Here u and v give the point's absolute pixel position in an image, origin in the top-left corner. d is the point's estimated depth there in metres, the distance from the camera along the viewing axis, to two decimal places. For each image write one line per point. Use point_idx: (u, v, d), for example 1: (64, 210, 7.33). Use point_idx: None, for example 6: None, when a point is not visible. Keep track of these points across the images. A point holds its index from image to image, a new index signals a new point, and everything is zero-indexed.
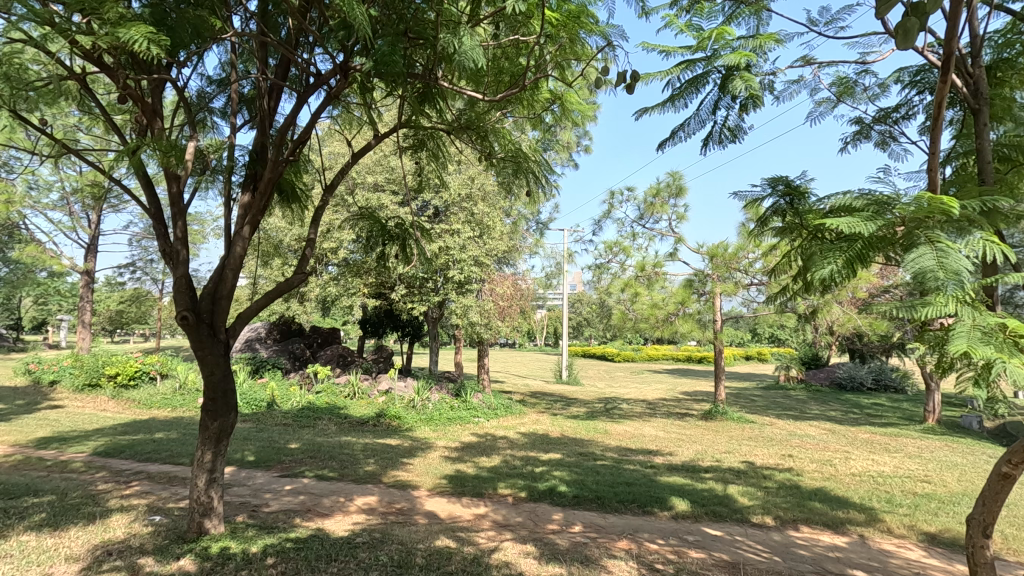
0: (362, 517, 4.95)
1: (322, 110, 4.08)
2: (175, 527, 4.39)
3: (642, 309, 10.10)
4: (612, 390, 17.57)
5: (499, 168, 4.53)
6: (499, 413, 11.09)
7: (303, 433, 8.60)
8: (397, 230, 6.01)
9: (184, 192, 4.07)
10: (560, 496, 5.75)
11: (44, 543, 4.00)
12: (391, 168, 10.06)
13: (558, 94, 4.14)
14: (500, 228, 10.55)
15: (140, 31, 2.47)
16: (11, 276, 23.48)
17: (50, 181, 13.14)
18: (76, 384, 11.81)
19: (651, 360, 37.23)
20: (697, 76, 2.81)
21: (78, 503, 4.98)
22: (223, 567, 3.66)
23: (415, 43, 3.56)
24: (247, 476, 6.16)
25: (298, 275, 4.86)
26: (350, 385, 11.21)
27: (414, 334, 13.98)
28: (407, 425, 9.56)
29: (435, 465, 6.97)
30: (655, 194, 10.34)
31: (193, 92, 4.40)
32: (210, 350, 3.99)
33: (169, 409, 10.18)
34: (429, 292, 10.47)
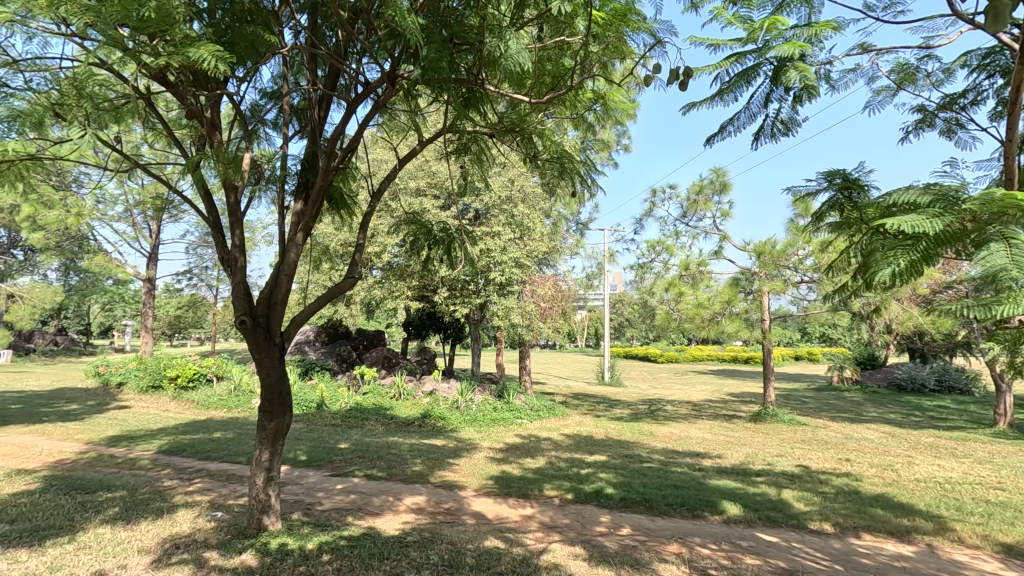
0: (412, 517, 5.03)
1: (369, 117, 4.19)
2: (235, 523, 4.58)
3: (687, 309, 9.85)
4: (656, 392, 17.27)
5: (544, 169, 4.54)
6: (542, 414, 11.08)
7: (352, 433, 8.85)
8: (442, 234, 6.08)
9: (241, 201, 4.25)
10: (607, 498, 5.70)
11: (118, 536, 4.25)
12: (432, 172, 10.23)
13: (600, 93, 4.14)
14: (540, 229, 10.55)
15: (208, 50, 2.61)
16: (82, 285, 25.16)
17: (115, 196, 13.97)
18: (141, 386, 12.49)
19: (695, 360, 36.40)
20: (748, 68, 2.74)
21: (147, 498, 5.26)
22: (282, 562, 3.79)
23: (460, 49, 3.60)
24: (300, 475, 6.37)
25: (349, 279, 4.97)
26: (395, 386, 11.43)
27: (456, 336, 14.14)
28: (451, 426, 9.69)
29: (481, 466, 7.03)
30: (699, 191, 10.10)
31: (247, 104, 4.57)
32: (266, 352, 4.16)
33: (225, 409, 10.64)
34: (470, 294, 10.50)
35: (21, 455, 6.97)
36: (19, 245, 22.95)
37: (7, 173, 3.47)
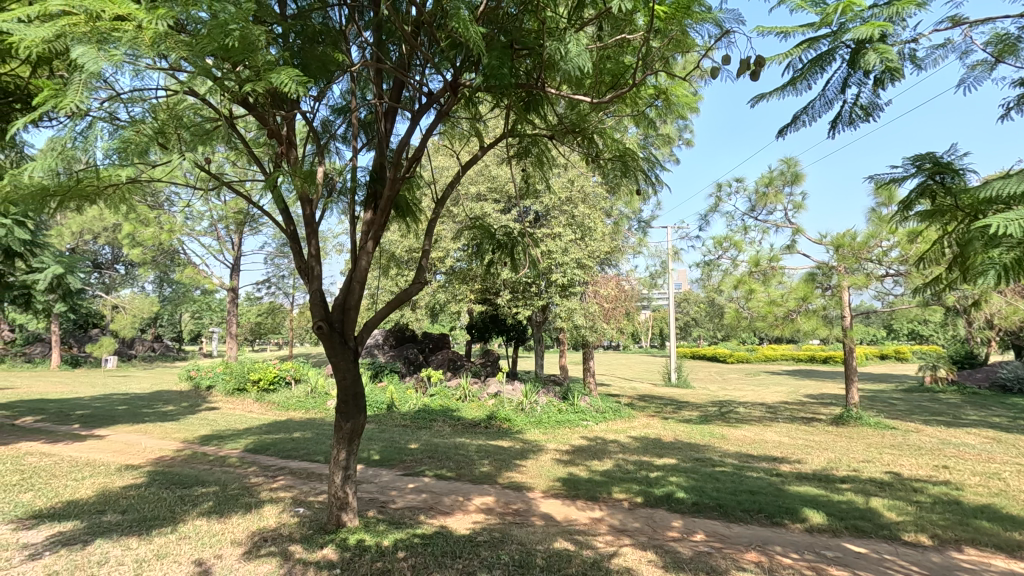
0: (481, 517, 5.12)
1: (433, 127, 4.31)
2: (316, 519, 4.82)
3: (758, 306, 9.40)
4: (727, 393, 16.64)
5: (607, 171, 4.49)
6: (607, 417, 10.94)
7: (421, 434, 9.10)
8: (506, 238, 6.15)
9: (315, 213, 4.48)
10: (678, 502, 5.56)
11: (213, 528, 4.58)
12: (492, 176, 10.37)
13: (662, 88, 4.08)
14: (601, 229, 10.45)
15: (289, 75, 2.79)
16: (175, 296, 27.34)
17: (202, 212, 15.09)
18: (227, 389, 13.40)
19: (768, 360, 34.72)
20: (822, 54, 2.61)
21: (237, 493, 5.65)
22: (360, 557, 3.96)
23: (520, 54, 3.65)
24: (374, 474, 6.63)
25: (416, 284, 5.11)
26: (461, 388, 11.64)
27: (519, 338, 14.24)
28: (517, 428, 9.75)
29: (548, 468, 7.03)
30: (768, 183, 9.66)
31: (319, 121, 4.80)
32: (341, 356, 4.36)
33: (303, 411, 11.21)
34: (532, 296, 10.49)
35: (128, 451, 7.66)
36: (121, 260, 25.26)
37: (113, 194, 3.82)
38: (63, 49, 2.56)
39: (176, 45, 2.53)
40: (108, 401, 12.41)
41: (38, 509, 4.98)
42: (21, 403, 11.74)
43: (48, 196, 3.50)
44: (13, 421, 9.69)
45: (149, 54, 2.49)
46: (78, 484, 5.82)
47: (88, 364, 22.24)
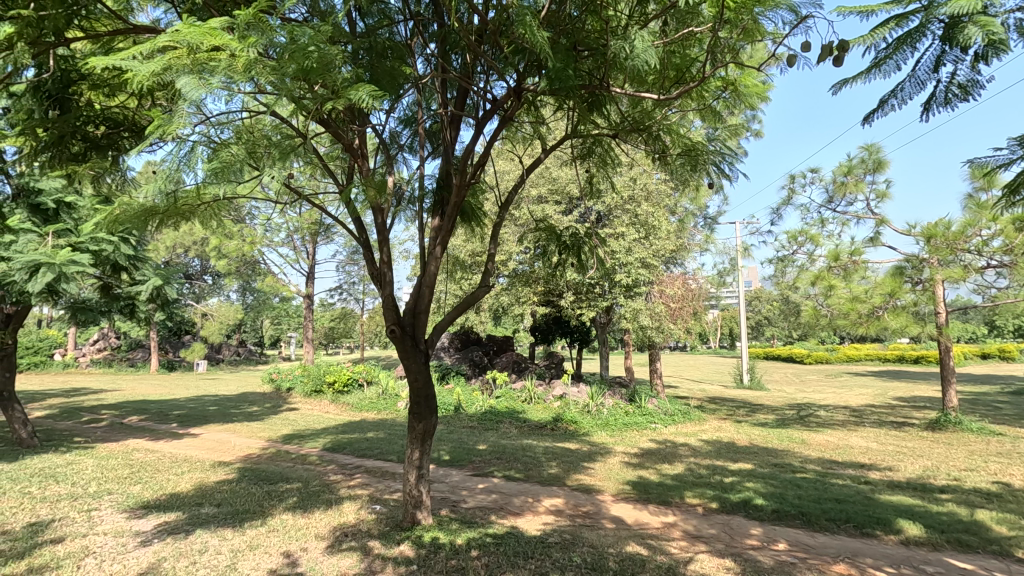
0: (552, 519, 5.13)
1: (497, 133, 4.38)
2: (392, 516, 4.99)
3: (839, 304, 8.85)
4: (806, 396, 15.78)
5: (676, 168, 4.40)
6: (677, 419, 10.65)
7: (488, 435, 9.22)
8: (572, 239, 6.14)
9: (386, 221, 4.66)
10: (757, 509, 5.33)
11: (299, 522, 4.85)
12: (553, 178, 10.39)
13: (731, 79, 3.94)
14: (666, 227, 10.20)
15: (366, 91, 2.93)
16: (256, 303, 29.15)
17: (279, 224, 16.03)
18: (306, 390, 14.14)
19: (850, 360, 32.57)
20: (911, 32, 2.43)
21: (319, 490, 5.95)
22: (436, 554, 4.07)
23: (584, 55, 3.65)
24: (445, 474, 6.79)
25: (483, 287, 5.19)
26: (526, 390, 11.70)
27: (583, 340, 14.15)
28: (583, 430, 9.68)
29: (617, 471, 6.93)
30: (847, 172, 9.09)
31: (387, 132, 4.99)
32: (413, 359, 4.51)
33: (375, 412, 11.63)
34: (596, 297, 10.39)
35: (220, 449, 8.25)
36: (209, 271, 27.27)
37: (205, 211, 4.14)
38: (168, 80, 2.79)
39: (266, 70, 2.71)
40: (201, 401, 13.43)
41: (147, 500, 5.46)
42: (129, 403, 12.92)
43: (150, 213, 3.84)
44: (121, 420, 10.66)
45: (242, 80, 2.68)
46: (179, 478, 6.33)
47: (182, 368, 24.16)
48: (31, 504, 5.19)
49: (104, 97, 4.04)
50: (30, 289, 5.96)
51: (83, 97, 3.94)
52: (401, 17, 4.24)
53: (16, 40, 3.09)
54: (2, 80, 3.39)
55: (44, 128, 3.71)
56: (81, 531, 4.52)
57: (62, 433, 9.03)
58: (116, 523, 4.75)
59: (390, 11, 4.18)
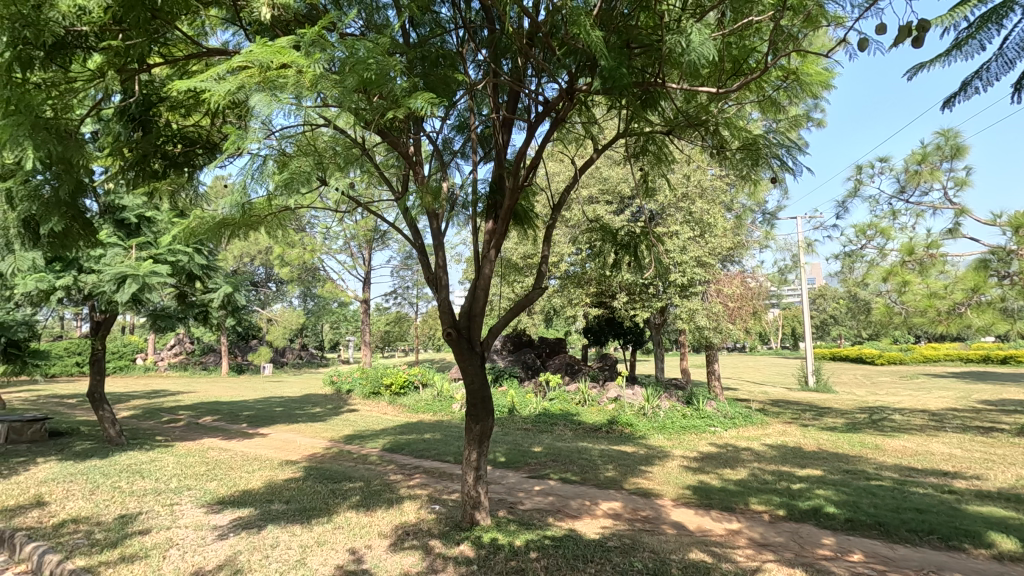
0: (610, 522, 5.07)
1: (550, 134, 4.38)
2: (451, 517, 5.06)
3: (915, 301, 8.29)
4: (878, 398, 14.90)
5: (736, 164, 4.25)
6: (738, 423, 10.26)
7: (543, 437, 9.22)
8: (627, 238, 6.03)
9: (441, 226, 4.75)
10: (828, 518, 5.07)
11: (362, 520, 5.00)
12: (604, 178, 10.30)
13: (792, 68, 3.79)
14: (723, 224, 9.88)
15: (425, 99, 3.00)
16: (316, 309, 30.38)
17: (337, 232, 16.66)
18: (365, 392, 14.60)
19: (928, 360, 30.48)
20: (998, 8, 2.25)
21: (379, 489, 6.12)
22: (495, 555, 4.10)
23: (638, 52, 3.59)
24: (501, 475, 6.83)
25: (537, 290, 5.18)
26: (580, 392, 11.62)
27: (637, 341, 13.94)
28: (640, 433, 9.51)
29: (677, 475, 6.77)
30: (921, 160, 8.52)
31: (440, 139, 5.08)
32: (469, 361, 4.58)
33: (431, 413, 11.86)
34: (651, 298, 10.21)
35: (287, 448, 8.65)
36: (273, 278, 28.64)
37: (271, 221, 4.34)
38: (240, 98, 2.95)
39: (331, 84, 2.83)
40: (269, 403, 14.13)
41: (222, 495, 5.79)
42: (203, 405, 13.74)
43: (223, 225, 4.07)
44: (197, 420, 11.35)
45: (309, 94, 2.81)
46: (251, 476, 6.67)
47: (250, 370, 25.49)
48: (121, 498, 5.61)
49: (179, 117, 4.31)
50: (117, 299, 6.45)
51: (161, 118, 4.22)
52: (453, 26, 4.32)
53: (106, 68, 3.34)
54: (92, 107, 3.60)
55: (127, 148, 3.98)
56: (165, 524, 4.83)
57: (146, 431, 9.71)
58: (196, 517, 5.05)
59: (442, 20, 4.28)
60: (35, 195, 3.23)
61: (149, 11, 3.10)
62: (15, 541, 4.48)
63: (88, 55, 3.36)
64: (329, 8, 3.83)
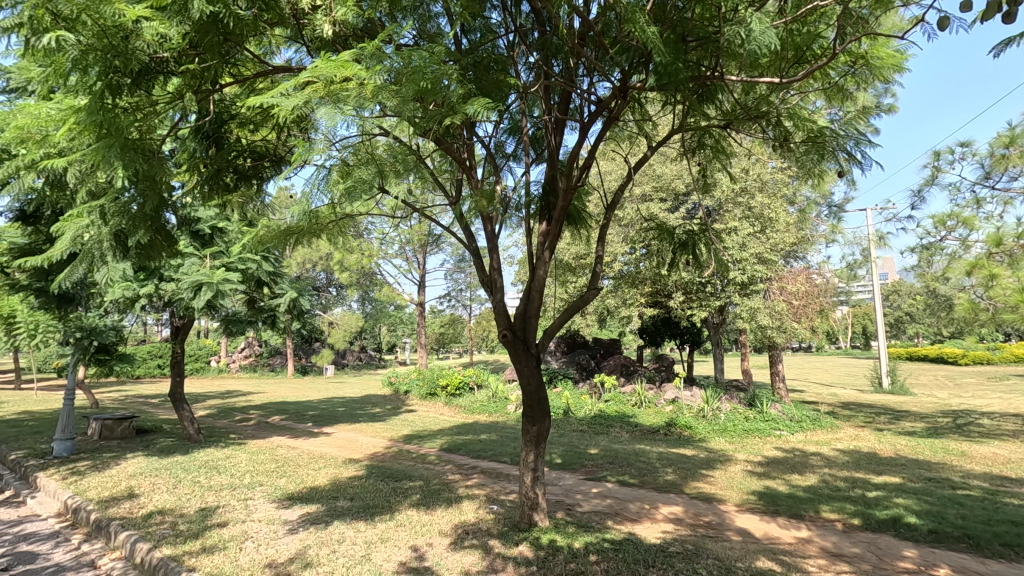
0: (671, 527, 4.96)
1: (603, 133, 4.33)
2: (509, 517, 5.10)
3: (1005, 295, 7.66)
4: (962, 401, 13.84)
5: (799, 157, 4.06)
6: (805, 426, 9.79)
7: (599, 439, 9.12)
8: (685, 236, 5.87)
9: (494, 229, 4.79)
10: (909, 529, 4.76)
11: (423, 518, 5.11)
12: (657, 175, 10.11)
13: (860, 53, 3.59)
14: (785, 219, 9.47)
15: (481, 104, 3.04)
16: (375, 312, 31.37)
17: (393, 237, 17.13)
18: (422, 393, 14.92)
19: (1020, 361, 28.05)
20: None
21: (438, 488, 6.24)
22: (554, 557, 4.09)
23: (695, 45, 3.49)
24: (558, 477, 6.81)
25: (592, 290, 5.12)
26: (636, 394, 11.43)
27: (694, 342, 13.58)
28: (699, 436, 9.25)
29: (740, 480, 6.53)
30: (1008, 143, 7.85)
31: (493, 143, 5.13)
32: (525, 363, 4.60)
33: (486, 414, 11.99)
34: (709, 297, 9.93)
35: (350, 447, 8.97)
36: (334, 282, 29.75)
37: (332, 229, 4.51)
38: (306, 112, 3.09)
39: (390, 94, 2.93)
40: (331, 403, 14.69)
41: (292, 492, 6.07)
42: (272, 404, 14.46)
43: (288, 233, 4.28)
44: (267, 419, 11.96)
45: (370, 105, 2.92)
46: (317, 473, 6.96)
47: (314, 372, 26.60)
48: (201, 492, 5.98)
49: (248, 133, 4.55)
50: (195, 305, 6.92)
51: (232, 135, 4.46)
52: (503, 31, 4.36)
53: (184, 90, 3.60)
54: (170, 127, 3.85)
55: (203, 164, 4.24)
56: (241, 518, 5.11)
57: (221, 429, 10.31)
58: (268, 511, 5.32)
59: (493, 26, 4.32)
60: (125, 211, 3.48)
61: (222, 35, 3.30)
62: (110, 529, 4.87)
63: (168, 79, 3.60)
64: (384, 21, 3.95)
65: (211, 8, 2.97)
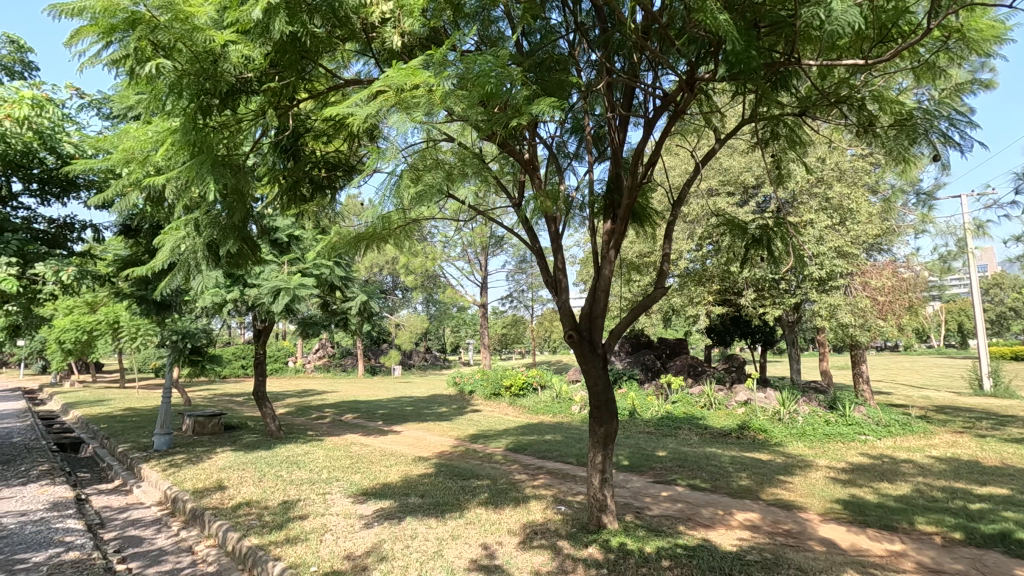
0: (748, 534, 4.76)
1: (669, 128, 4.23)
2: (578, 518, 5.06)
3: None
4: None
5: (886, 142, 3.80)
6: (893, 431, 9.12)
7: (667, 441, 8.90)
8: (759, 231, 5.60)
9: (558, 229, 4.78)
10: (1021, 546, 4.33)
11: (492, 517, 5.18)
12: (724, 168, 9.75)
13: (954, 26, 3.31)
14: (868, 209, 8.86)
15: (547, 104, 3.06)
16: (439, 313, 32.11)
17: (456, 240, 17.45)
18: (486, 394, 15.10)
19: None
20: None
21: (506, 487, 6.29)
22: (625, 560, 4.03)
23: (769, 31, 3.33)
24: (625, 479, 6.69)
25: (659, 289, 4.99)
26: (705, 395, 11.07)
27: (767, 341, 12.98)
28: (775, 440, 8.83)
29: (822, 487, 6.18)
30: None
31: (554, 143, 5.12)
32: (591, 363, 4.55)
33: (551, 415, 11.97)
34: (783, 294, 9.49)
35: (419, 445, 9.22)
36: (399, 285, 30.66)
37: (399, 234, 4.63)
38: (378, 121, 3.21)
39: (457, 100, 3.02)
40: (400, 402, 15.15)
41: (366, 487, 6.32)
42: (345, 403, 15.11)
43: (360, 240, 4.46)
44: (341, 417, 12.50)
45: (439, 111, 3.00)
46: (389, 470, 7.21)
47: (382, 372, 27.55)
48: (283, 485, 6.34)
49: (322, 145, 4.76)
50: (274, 309, 7.38)
51: (307, 147, 4.68)
52: (564, 30, 4.34)
53: (267, 108, 3.84)
54: (252, 143, 4.11)
55: (282, 176, 4.49)
56: (320, 511, 5.37)
57: (299, 427, 10.88)
58: (345, 506, 5.55)
59: (554, 26, 4.32)
60: (216, 222, 3.77)
61: (300, 53, 3.50)
62: (204, 518, 5.25)
63: (252, 98, 3.84)
64: (448, 29, 4.02)
65: (291, 28, 3.16)
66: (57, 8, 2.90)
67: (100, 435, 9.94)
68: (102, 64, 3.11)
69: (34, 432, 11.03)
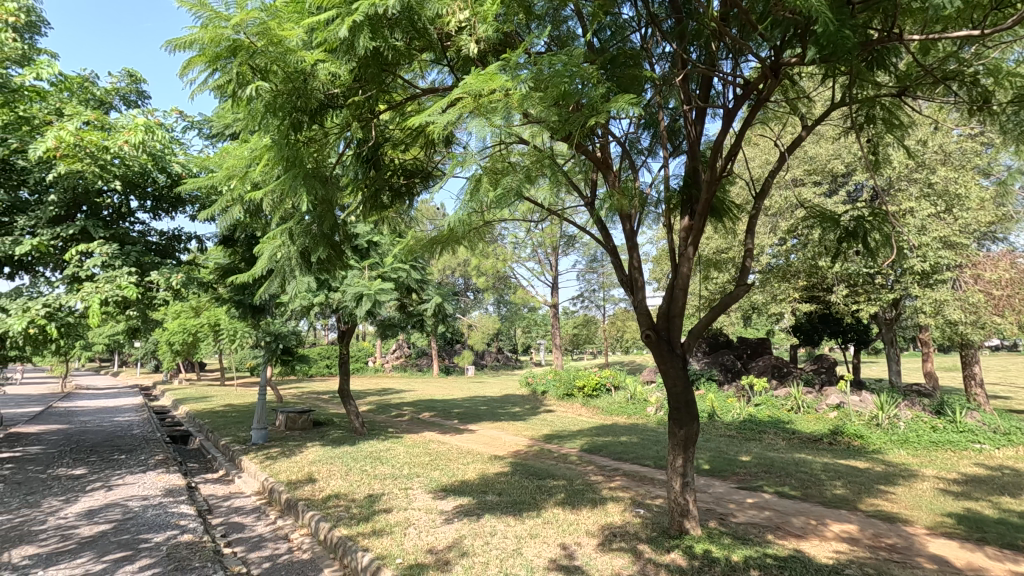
0: (845, 547, 4.45)
1: (750, 117, 4.03)
2: (657, 522, 4.95)
3: None
4: None
5: (1005, 119, 3.44)
6: (1015, 440, 8.19)
7: (751, 446, 8.50)
8: (851, 223, 5.22)
9: (633, 226, 4.67)
10: None
11: (570, 517, 5.16)
12: (810, 157, 9.21)
13: None
14: (979, 194, 8.02)
15: (624, 99, 3.02)
16: (510, 314, 32.49)
17: (526, 240, 17.53)
18: (559, 394, 15.06)
19: None
20: None
21: (582, 488, 6.25)
22: (711, 568, 3.89)
23: (863, 8, 3.11)
24: (707, 484, 6.46)
25: (741, 287, 4.76)
26: (792, 398, 10.45)
27: (861, 340, 12.08)
28: (873, 447, 8.21)
29: (930, 499, 5.67)
30: None
31: (627, 139, 5.02)
32: (670, 364, 4.43)
33: (625, 417, 11.76)
34: (880, 290, 8.84)
35: (494, 444, 9.36)
36: (471, 287, 31.29)
37: (472, 236, 4.72)
38: (456, 126, 3.29)
39: (534, 101, 3.07)
40: (474, 402, 15.35)
41: (445, 483, 6.49)
42: (421, 402, 15.60)
43: (436, 244, 4.58)
44: (419, 415, 12.92)
45: (517, 113, 3.05)
46: (467, 467, 7.37)
47: (456, 372, 28.24)
48: (368, 479, 6.64)
49: (399, 153, 4.93)
50: (358, 312, 7.78)
51: (386, 156, 4.87)
52: (637, 25, 4.25)
53: (351, 120, 4.05)
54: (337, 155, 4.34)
55: (364, 186, 4.69)
56: (403, 505, 5.58)
57: (380, 424, 11.34)
58: (426, 501, 5.74)
59: (625, 21, 4.24)
60: (307, 231, 4.00)
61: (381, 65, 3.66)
62: (298, 509, 5.61)
63: (337, 112, 4.05)
64: (520, 33, 4.06)
65: (373, 43, 3.33)
66: (171, 42, 3.20)
67: (206, 428, 10.84)
68: (209, 89, 3.41)
69: (150, 425, 12.20)
